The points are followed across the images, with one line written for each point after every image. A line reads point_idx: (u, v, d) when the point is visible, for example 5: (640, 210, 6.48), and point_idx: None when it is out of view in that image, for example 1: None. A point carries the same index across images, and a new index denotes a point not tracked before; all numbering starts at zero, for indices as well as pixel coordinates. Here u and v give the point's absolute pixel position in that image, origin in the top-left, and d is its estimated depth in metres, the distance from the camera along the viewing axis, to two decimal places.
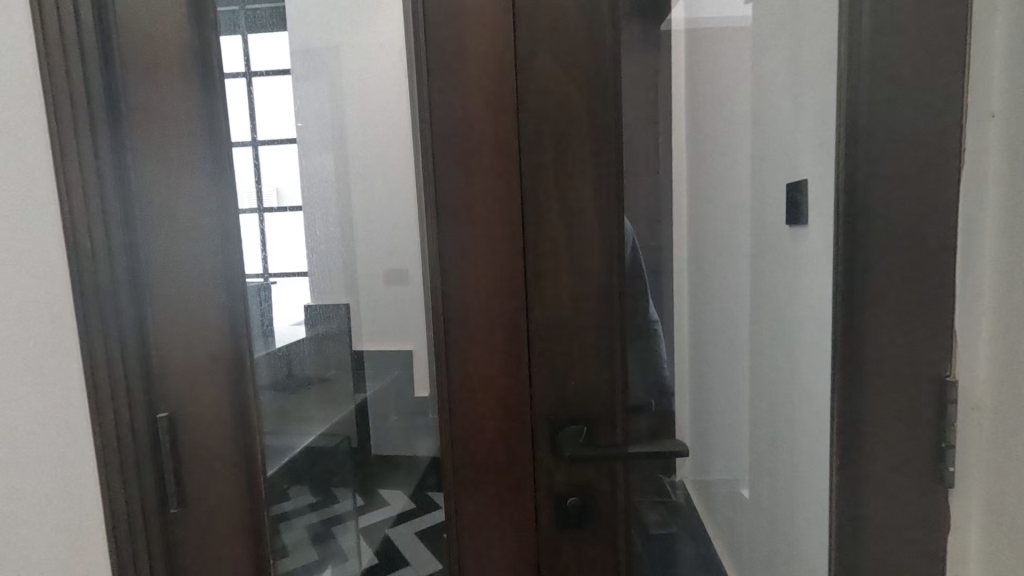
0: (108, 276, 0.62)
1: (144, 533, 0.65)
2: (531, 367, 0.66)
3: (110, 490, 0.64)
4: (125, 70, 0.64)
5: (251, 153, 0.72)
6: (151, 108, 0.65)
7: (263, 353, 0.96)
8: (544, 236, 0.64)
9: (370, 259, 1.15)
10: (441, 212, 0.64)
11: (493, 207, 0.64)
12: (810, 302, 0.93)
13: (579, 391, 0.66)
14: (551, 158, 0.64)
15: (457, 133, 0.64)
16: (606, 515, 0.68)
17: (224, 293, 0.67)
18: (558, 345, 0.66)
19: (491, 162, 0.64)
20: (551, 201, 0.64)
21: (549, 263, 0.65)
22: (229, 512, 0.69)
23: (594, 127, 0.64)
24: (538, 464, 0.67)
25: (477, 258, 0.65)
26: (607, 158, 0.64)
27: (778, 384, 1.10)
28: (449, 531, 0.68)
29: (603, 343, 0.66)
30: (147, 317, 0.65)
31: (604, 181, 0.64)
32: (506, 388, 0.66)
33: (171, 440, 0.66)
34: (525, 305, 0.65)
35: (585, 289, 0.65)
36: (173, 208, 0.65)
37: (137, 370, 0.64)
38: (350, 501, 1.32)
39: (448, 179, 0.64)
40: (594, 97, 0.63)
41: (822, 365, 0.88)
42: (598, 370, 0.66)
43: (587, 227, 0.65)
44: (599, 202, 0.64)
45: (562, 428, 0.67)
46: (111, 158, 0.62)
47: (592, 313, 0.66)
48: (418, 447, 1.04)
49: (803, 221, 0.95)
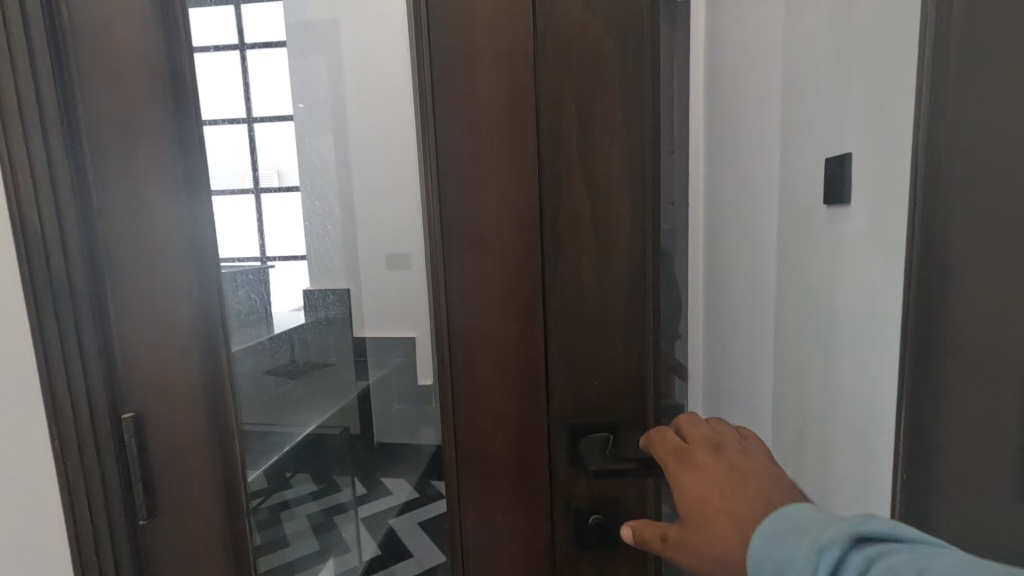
0: (62, 259, 0.54)
1: (109, 547, 0.58)
2: (549, 365, 0.58)
3: (72, 500, 0.57)
4: (73, 15, 0.55)
5: (244, 131, 0.77)
6: (105, 65, 0.57)
7: (264, 336, 0.85)
8: (565, 216, 0.56)
9: (371, 240, 1.07)
10: (443, 187, 0.57)
11: (505, 180, 0.56)
12: (853, 286, 0.85)
13: (604, 394, 0.58)
14: (575, 122, 0.54)
15: (462, 94, 0.56)
16: (635, 534, 0.60)
17: (195, 281, 0.63)
18: (579, 342, 0.57)
19: (502, 127, 0.56)
20: (575, 174, 0.55)
21: (571, 247, 0.56)
22: (207, 519, 0.66)
23: (626, 83, 0.54)
24: (554, 472, 0.60)
25: (484, 243, 0.58)
26: (642, 120, 0.54)
27: (808, 376, 1.03)
28: (452, 540, 0.63)
29: (631, 339, 0.57)
30: (106, 305, 0.57)
31: (637, 149, 0.54)
32: (516, 385, 0.59)
33: (137, 442, 0.59)
34: (541, 295, 0.58)
35: (612, 277, 0.56)
36: (135, 187, 0.59)
37: (97, 365, 0.56)
38: (350, 488, 1.32)
39: (450, 154, 0.57)
40: (628, 47, 0.53)
41: (880, 358, 0.78)
42: (626, 369, 0.57)
43: (616, 203, 0.55)
44: (631, 175, 0.55)
45: (585, 437, 0.58)
46: (58, 118, 0.53)
47: (619, 303, 0.57)
48: (418, 434, 0.94)
49: (845, 200, 0.87)
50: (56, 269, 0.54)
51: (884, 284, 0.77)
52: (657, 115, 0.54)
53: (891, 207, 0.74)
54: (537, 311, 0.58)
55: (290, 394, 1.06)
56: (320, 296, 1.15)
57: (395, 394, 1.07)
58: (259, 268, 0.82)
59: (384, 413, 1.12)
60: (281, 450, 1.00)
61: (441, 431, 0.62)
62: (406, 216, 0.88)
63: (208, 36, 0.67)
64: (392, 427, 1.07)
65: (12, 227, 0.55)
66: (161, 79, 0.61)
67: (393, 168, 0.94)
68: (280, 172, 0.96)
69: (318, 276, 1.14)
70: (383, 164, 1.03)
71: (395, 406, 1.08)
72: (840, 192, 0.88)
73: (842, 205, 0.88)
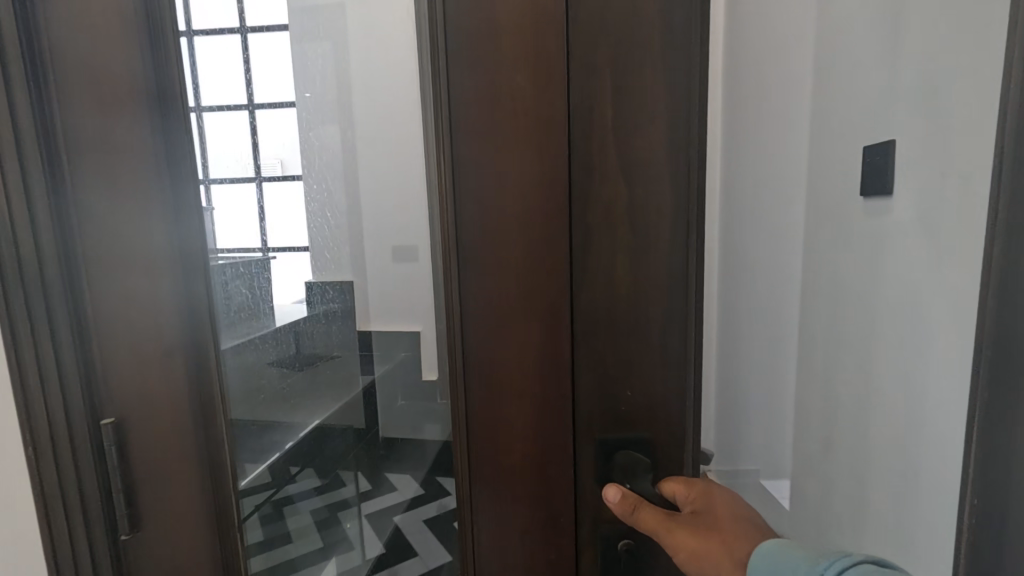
0: (32, 249, 0.50)
1: (90, 558, 0.55)
2: (577, 374, 0.53)
3: (47, 506, 0.54)
4: None
5: (247, 118, 0.75)
6: (82, 46, 0.53)
7: (264, 328, 0.78)
8: (597, 212, 0.50)
9: (375, 229, 0.96)
10: (457, 177, 0.52)
11: (529, 167, 0.51)
12: (897, 282, 0.79)
13: (636, 405, 0.53)
14: (609, 106, 0.49)
15: (481, 73, 0.50)
16: (668, 565, 0.54)
17: (178, 275, 0.59)
18: (612, 350, 0.52)
19: (524, 111, 0.50)
20: (610, 163, 0.49)
21: (602, 245, 0.51)
22: (194, 533, 0.62)
23: (667, 59, 0.48)
24: (579, 490, 0.56)
25: (506, 242, 0.52)
26: (687, 102, 0.48)
27: (838, 375, 0.98)
28: (465, 559, 0.58)
29: (672, 347, 0.52)
30: (81, 303, 0.53)
31: (681, 136, 0.48)
32: (538, 396, 0.54)
33: (118, 448, 0.56)
34: (571, 298, 0.52)
35: (650, 278, 0.51)
36: (113, 174, 0.55)
37: (74, 367, 0.52)
38: (354, 484, 1.21)
39: (463, 140, 0.51)
40: (674, 16, 0.47)
41: (930, 358, 0.72)
42: (664, 380, 0.52)
43: (658, 195, 0.49)
44: (674, 165, 0.49)
45: (617, 456, 0.53)
46: (27, 98, 0.49)
47: (659, 308, 0.51)
48: (423, 430, 0.89)
49: (887, 191, 0.82)
50: (27, 261, 0.50)
51: (934, 280, 0.71)
52: (703, 92, 0.48)
53: (947, 196, 0.68)
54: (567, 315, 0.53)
55: (289, 391, 1.03)
56: (323, 291, 1.10)
57: (399, 391, 1.00)
58: (260, 260, 0.77)
59: (388, 408, 1.04)
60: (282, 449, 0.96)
61: (454, 442, 0.57)
62: (413, 202, 0.83)
63: (205, 20, 0.63)
64: (397, 422, 0.99)
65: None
66: (142, 61, 0.57)
67: (397, 150, 0.88)
68: (283, 162, 0.94)
69: (320, 268, 1.09)
70: (385, 142, 0.93)
71: (399, 401, 1.00)
72: (881, 182, 0.83)
73: (884, 195, 0.83)
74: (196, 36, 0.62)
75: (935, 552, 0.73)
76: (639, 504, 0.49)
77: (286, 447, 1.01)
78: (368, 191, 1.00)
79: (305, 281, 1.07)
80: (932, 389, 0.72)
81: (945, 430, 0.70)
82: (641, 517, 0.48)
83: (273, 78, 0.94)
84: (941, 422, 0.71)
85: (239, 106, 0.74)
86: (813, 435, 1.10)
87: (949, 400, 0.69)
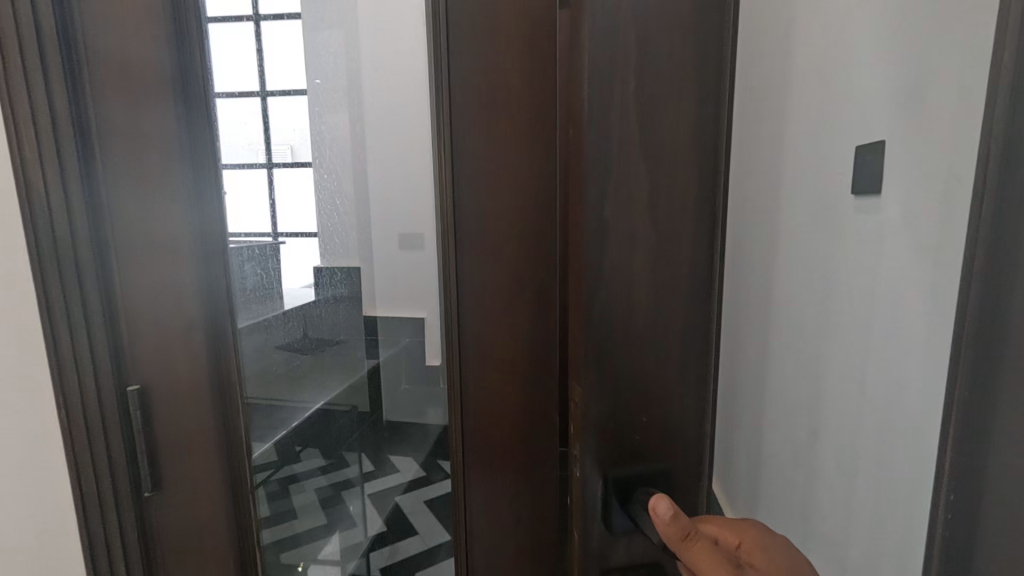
0: (67, 229, 0.55)
1: (116, 514, 0.60)
2: (590, 404, 0.46)
3: (78, 469, 0.58)
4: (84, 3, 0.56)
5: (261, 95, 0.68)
6: (114, 47, 0.58)
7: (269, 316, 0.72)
8: (620, 219, 0.43)
9: (383, 216, 0.99)
10: (456, 186, 0.67)
11: (514, 182, 0.66)
12: (881, 284, 0.83)
13: (653, 432, 0.47)
14: (634, 92, 0.41)
15: (479, 105, 0.65)
16: None
17: (200, 256, 0.63)
18: (631, 372, 0.46)
19: (513, 140, 0.65)
20: (635, 162, 0.42)
21: (625, 258, 0.44)
22: (208, 501, 0.67)
23: (695, 32, 0.41)
24: (588, 532, 0.49)
25: (503, 239, 0.67)
26: (717, 88, 0.42)
27: (825, 371, 1.02)
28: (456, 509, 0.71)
29: (691, 360, 0.46)
30: (112, 280, 0.58)
31: (710, 128, 0.42)
32: (519, 360, 0.69)
33: (143, 411, 0.61)
34: (586, 319, 0.45)
35: (673, 289, 0.45)
36: (140, 161, 0.60)
37: (104, 338, 0.58)
38: (358, 464, 1.24)
39: (467, 157, 0.66)
40: None
41: (909, 357, 0.76)
42: (682, 401, 0.47)
43: (684, 195, 0.43)
44: (699, 159, 0.43)
45: (635, 495, 0.47)
46: (65, 94, 0.55)
47: (680, 317, 0.46)
48: (427, 414, 0.95)
49: (874, 191, 0.85)
50: (62, 242, 0.55)
51: (920, 278, 0.73)
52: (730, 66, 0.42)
53: (930, 199, 0.71)
54: (579, 338, 0.47)
55: (298, 368, 1.09)
56: (331, 275, 1.14)
57: (402, 375, 1.04)
58: (272, 244, 0.71)
59: (392, 391, 1.09)
60: (291, 425, 1.01)
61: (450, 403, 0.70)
62: (421, 192, 0.86)
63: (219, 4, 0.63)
64: (400, 405, 1.05)
65: (11, 163, 0.54)
66: (168, 55, 0.60)
67: (408, 138, 0.91)
68: (294, 148, 0.99)
69: (329, 253, 1.09)
70: (394, 129, 0.96)
71: (403, 385, 1.05)
72: (870, 183, 0.86)
73: (872, 195, 0.86)
74: (209, 23, 0.62)
75: (909, 538, 0.76)
76: (694, 532, 0.40)
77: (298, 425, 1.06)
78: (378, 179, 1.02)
79: (313, 265, 1.07)
80: (911, 386, 0.75)
81: (919, 426, 0.74)
82: (692, 551, 0.39)
83: (287, 66, 0.96)
84: (915, 418, 0.74)
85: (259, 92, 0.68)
86: (800, 429, 1.13)
87: (926, 391, 0.72)
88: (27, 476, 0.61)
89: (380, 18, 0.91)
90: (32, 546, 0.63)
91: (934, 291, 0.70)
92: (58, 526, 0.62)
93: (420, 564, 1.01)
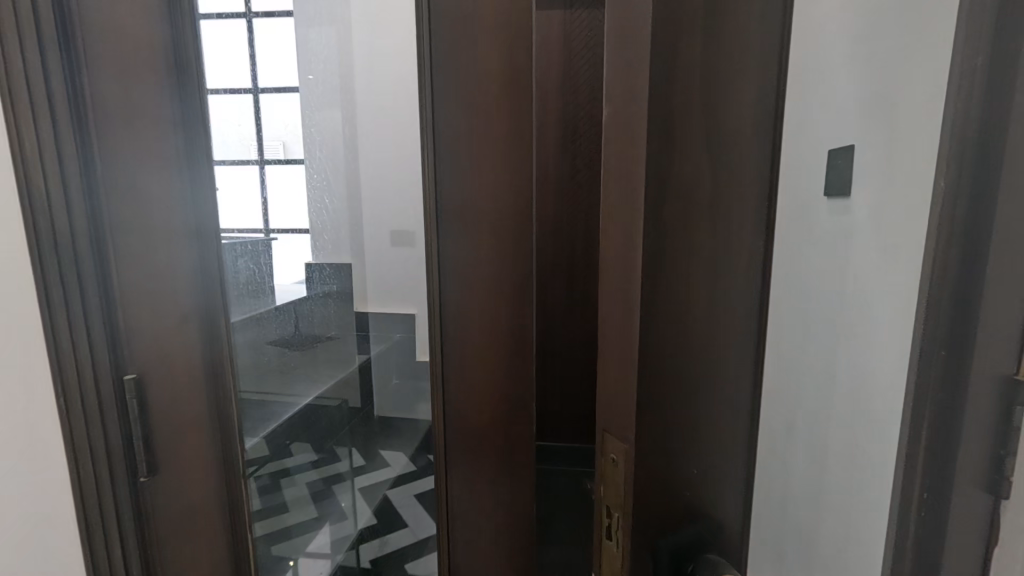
0: (66, 221, 0.57)
1: (112, 500, 0.63)
2: (632, 463, 0.39)
3: (75, 449, 0.61)
4: None
5: (253, 100, 0.81)
6: (110, 38, 0.59)
7: (248, 314, 0.80)
8: (674, 232, 0.36)
9: (375, 215, 1.01)
10: (440, 191, 0.82)
11: (500, 192, 0.81)
12: (849, 284, 0.87)
13: (699, 497, 0.40)
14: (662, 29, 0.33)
15: (469, 121, 0.80)
16: None
17: (194, 245, 0.67)
18: (681, 425, 0.39)
19: (495, 156, 0.80)
20: (697, 173, 0.35)
21: (680, 262, 0.36)
22: (202, 480, 0.71)
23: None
24: None
25: (479, 241, 0.82)
26: (771, 84, 0.35)
27: (800, 368, 1.06)
28: (438, 457, 0.88)
29: (743, 378, 0.38)
30: (109, 274, 0.60)
31: (766, 128, 0.35)
32: (501, 339, 0.84)
33: (138, 400, 0.63)
34: (625, 353, 0.39)
35: (726, 315, 0.38)
36: (135, 156, 0.61)
37: (101, 332, 0.59)
38: (348, 459, 1.30)
39: (451, 173, 0.81)
40: None
41: (872, 354, 0.80)
42: (723, 455, 0.39)
43: (731, 182, 0.36)
44: (750, 133, 0.36)
45: (687, 572, 0.39)
46: (64, 91, 0.56)
47: (738, 326, 0.38)
48: (418, 411, 0.98)
49: (844, 194, 0.88)
50: (61, 235, 0.57)
51: (885, 276, 0.77)
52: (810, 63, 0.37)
53: (895, 200, 0.75)
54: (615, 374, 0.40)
55: (291, 364, 1.10)
56: (322, 271, 1.18)
57: (393, 370, 1.08)
58: (263, 240, 0.85)
59: (382, 386, 1.13)
60: (283, 419, 1.02)
61: (438, 370, 0.86)
62: (408, 191, 0.90)
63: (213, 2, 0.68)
64: (390, 401, 1.09)
65: (11, 155, 0.56)
66: (161, 45, 0.63)
67: (395, 133, 0.92)
68: (285, 144, 0.99)
69: (324, 249, 1.17)
70: (382, 128, 0.97)
71: (393, 380, 1.09)
72: (841, 185, 0.89)
73: (842, 197, 0.89)
74: (201, 20, 0.67)
75: (873, 525, 0.80)
76: None
77: (292, 417, 1.09)
78: (365, 176, 1.04)
79: (304, 262, 1.11)
80: (875, 382, 0.79)
81: (884, 422, 0.78)
82: None
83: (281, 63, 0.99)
84: (880, 412, 0.78)
85: (245, 91, 0.78)
86: (777, 422, 1.17)
87: (890, 387, 0.76)
88: (19, 464, 0.62)
89: (372, 17, 0.93)
90: (25, 535, 0.64)
91: (900, 292, 0.74)
92: (51, 513, 0.64)
93: (410, 556, 1.03)
